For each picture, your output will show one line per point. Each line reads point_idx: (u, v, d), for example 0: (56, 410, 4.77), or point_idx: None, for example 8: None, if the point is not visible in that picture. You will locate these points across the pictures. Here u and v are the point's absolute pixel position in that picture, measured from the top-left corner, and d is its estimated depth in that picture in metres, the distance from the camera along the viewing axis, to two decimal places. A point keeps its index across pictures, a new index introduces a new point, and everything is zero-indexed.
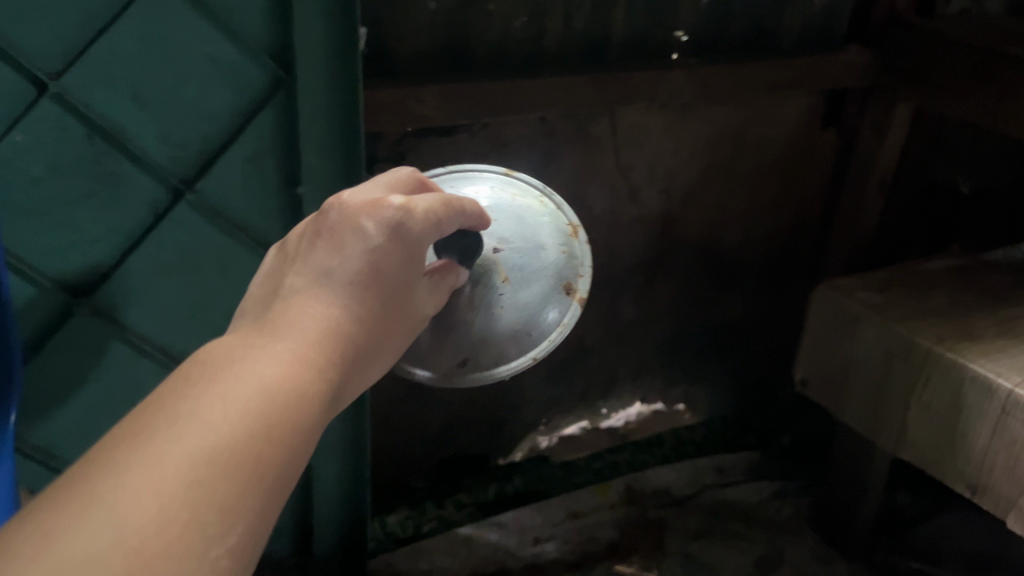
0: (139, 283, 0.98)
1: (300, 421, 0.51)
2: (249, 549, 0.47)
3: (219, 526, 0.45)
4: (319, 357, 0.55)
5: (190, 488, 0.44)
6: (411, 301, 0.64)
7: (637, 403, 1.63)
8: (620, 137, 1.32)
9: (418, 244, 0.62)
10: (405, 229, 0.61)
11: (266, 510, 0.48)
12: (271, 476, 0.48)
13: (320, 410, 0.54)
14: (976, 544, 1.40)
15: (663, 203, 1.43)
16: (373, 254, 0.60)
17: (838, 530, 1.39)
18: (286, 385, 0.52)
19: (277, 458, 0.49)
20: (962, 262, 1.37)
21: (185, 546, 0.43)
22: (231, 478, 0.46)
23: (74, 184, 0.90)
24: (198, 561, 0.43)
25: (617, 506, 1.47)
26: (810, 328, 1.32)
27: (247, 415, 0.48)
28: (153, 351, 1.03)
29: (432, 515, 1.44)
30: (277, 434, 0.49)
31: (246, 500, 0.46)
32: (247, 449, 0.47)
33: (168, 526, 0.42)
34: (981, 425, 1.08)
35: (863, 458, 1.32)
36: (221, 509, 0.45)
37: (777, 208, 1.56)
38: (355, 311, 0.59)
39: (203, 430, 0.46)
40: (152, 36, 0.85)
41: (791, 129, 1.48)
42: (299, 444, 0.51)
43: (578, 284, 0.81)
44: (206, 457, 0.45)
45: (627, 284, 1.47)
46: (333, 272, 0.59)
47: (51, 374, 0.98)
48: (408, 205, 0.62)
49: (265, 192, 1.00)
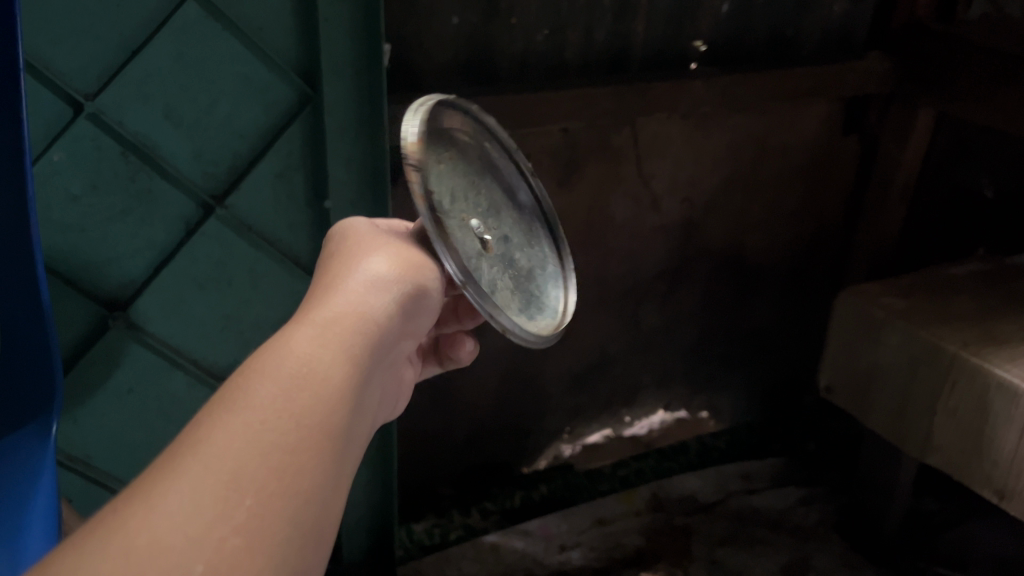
0: (173, 296, 1.00)
1: (305, 378, 0.45)
2: (278, 532, 0.39)
3: (221, 508, 0.37)
4: (322, 323, 0.50)
5: (179, 476, 0.38)
6: (419, 272, 0.60)
7: (660, 411, 1.64)
8: (642, 146, 1.33)
9: (388, 234, 0.64)
10: (362, 235, 0.63)
11: (290, 483, 0.40)
12: (279, 438, 0.42)
13: (332, 366, 0.47)
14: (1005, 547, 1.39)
15: (685, 211, 1.44)
16: (341, 254, 0.60)
17: (869, 537, 1.39)
18: (275, 352, 0.47)
19: (281, 419, 0.42)
20: (985, 266, 1.37)
21: (179, 533, 0.36)
22: (227, 452, 0.40)
23: (110, 201, 0.92)
24: (198, 549, 0.36)
25: (643, 513, 1.47)
26: (834, 332, 1.32)
27: (238, 394, 0.43)
28: (187, 363, 1.05)
29: (459, 523, 1.44)
30: (275, 399, 0.43)
31: (250, 473, 0.39)
32: (241, 421, 0.41)
33: (154, 517, 0.36)
34: (1008, 430, 1.08)
35: (890, 463, 1.32)
36: (220, 486, 0.38)
37: (799, 213, 1.56)
38: (351, 286, 0.55)
39: (192, 426, 0.41)
40: (186, 56, 0.88)
41: (811, 136, 1.48)
42: (314, 403, 0.44)
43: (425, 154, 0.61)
44: (193, 445, 0.40)
45: (649, 292, 1.48)
46: (318, 279, 0.58)
47: (90, 386, 1.01)
48: (352, 227, 0.65)
49: (293, 206, 1.02)
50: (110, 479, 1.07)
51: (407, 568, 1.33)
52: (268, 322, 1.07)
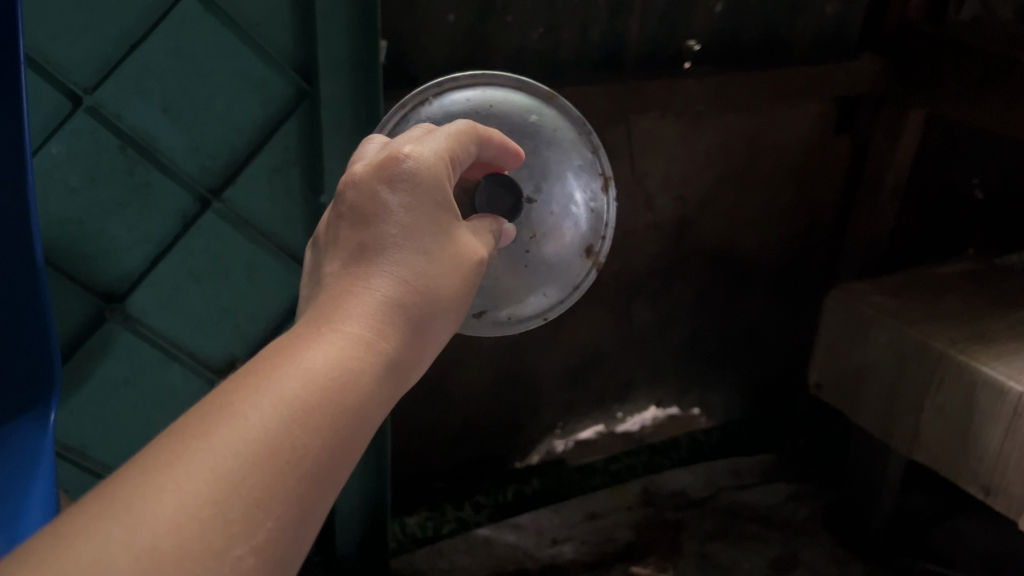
0: (169, 289, 1.01)
1: (350, 416, 0.46)
2: (287, 553, 0.41)
3: (247, 527, 0.39)
4: (369, 346, 0.49)
5: (215, 482, 0.39)
6: (469, 280, 0.59)
7: (653, 407, 1.65)
8: (636, 145, 1.34)
9: (451, 202, 0.58)
10: (429, 198, 0.56)
11: (307, 513, 0.42)
12: (312, 468, 0.43)
13: (374, 405, 0.48)
14: (990, 543, 1.41)
15: (678, 209, 1.45)
16: (395, 223, 0.55)
17: (854, 531, 1.40)
18: (331, 375, 0.46)
19: (320, 452, 0.43)
20: (975, 266, 1.39)
21: (205, 546, 0.37)
22: (262, 467, 0.40)
23: (109, 194, 0.93)
24: (217, 563, 0.37)
25: (634, 507, 1.49)
26: (825, 329, 1.34)
27: (282, 400, 0.43)
28: (183, 355, 1.06)
29: (452, 516, 1.45)
30: (318, 426, 0.44)
31: (278, 496, 0.41)
32: (282, 441, 0.42)
33: (184, 523, 0.37)
34: (993, 427, 1.09)
35: (879, 459, 1.33)
36: (247, 504, 0.39)
37: (791, 212, 1.57)
38: (402, 288, 0.53)
39: (231, 417, 0.41)
40: (185, 51, 0.89)
41: (803, 135, 1.50)
42: (347, 435, 0.45)
43: (599, 247, 0.81)
44: (230, 455, 0.40)
45: (642, 289, 1.49)
46: (369, 248, 0.54)
47: (87, 377, 1.02)
48: (426, 172, 0.57)
49: (290, 200, 1.03)
50: (105, 469, 1.08)
51: (400, 560, 1.34)
52: (263, 315, 1.08)
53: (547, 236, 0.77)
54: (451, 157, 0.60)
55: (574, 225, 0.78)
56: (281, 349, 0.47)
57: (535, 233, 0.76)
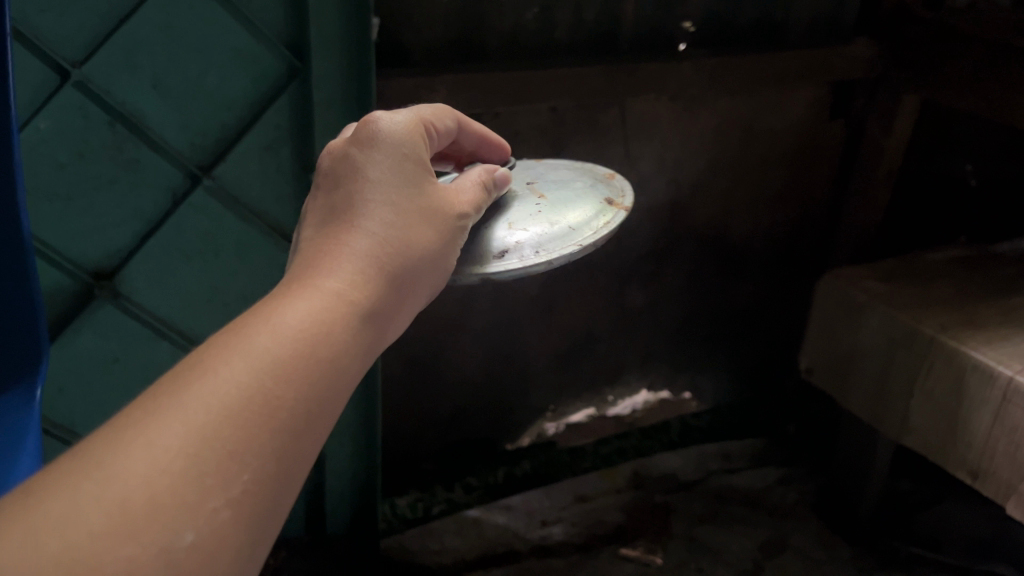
0: (158, 267, 1.01)
1: (325, 365, 0.46)
2: (266, 504, 0.41)
3: (220, 480, 0.39)
4: (345, 298, 0.49)
5: (186, 434, 0.38)
6: (449, 240, 0.59)
7: (643, 391, 1.65)
8: (630, 127, 1.33)
9: (426, 165, 0.59)
10: (399, 162, 0.58)
11: (285, 462, 0.42)
12: (288, 417, 0.42)
13: (352, 356, 0.48)
14: (978, 529, 1.40)
15: (672, 193, 1.45)
16: (368, 185, 0.55)
17: (842, 515, 1.41)
18: (304, 327, 0.46)
19: (295, 402, 0.43)
20: (967, 253, 1.39)
21: (178, 498, 0.37)
22: (235, 419, 0.40)
23: (97, 169, 0.92)
24: (192, 517, 0.37)
25: (624, 490, 1.50)
26: (816, 314, 1.34)
27: (255, 353, 0.43)
28: (173, 334, 1.06)
29: (443, 497, 1.44)
30: (291, 376, 0.43)
31: (252, 448, 0.40)
32: (255, 391, 0.42)
33: (156, 476, 0.37)
34: (982, 411, 1.10)
35: (868, 442, 1.34)
36: (221, 455, 0.39)
37: (784, 196, 1.57)
38: (379, 242, 0.53)
39: (203, 373, 0.41)
40: (174, 25, 0.88)
41: (798, 119, 1.49)
42: (323, 384, 0.45)
43: (620, 199, 0.77)
44: (202, 406, 0.40)
45: (635, 272, 1.49)
46: (343, 210, 0.54)
47: (75, 355, 1.01)
48: (394, 139, 0.58)
49: (281, 179, 1.02)
50: None
51: (390, 542, 1.34)
52: (252, 294, 1.08)
53: (556, 191, 0.75)
54: (420, 122, 0.62)
55: (585, 194, 0.76)
56: (255, 308, 0.47)
57: (543, 195, 0.74)
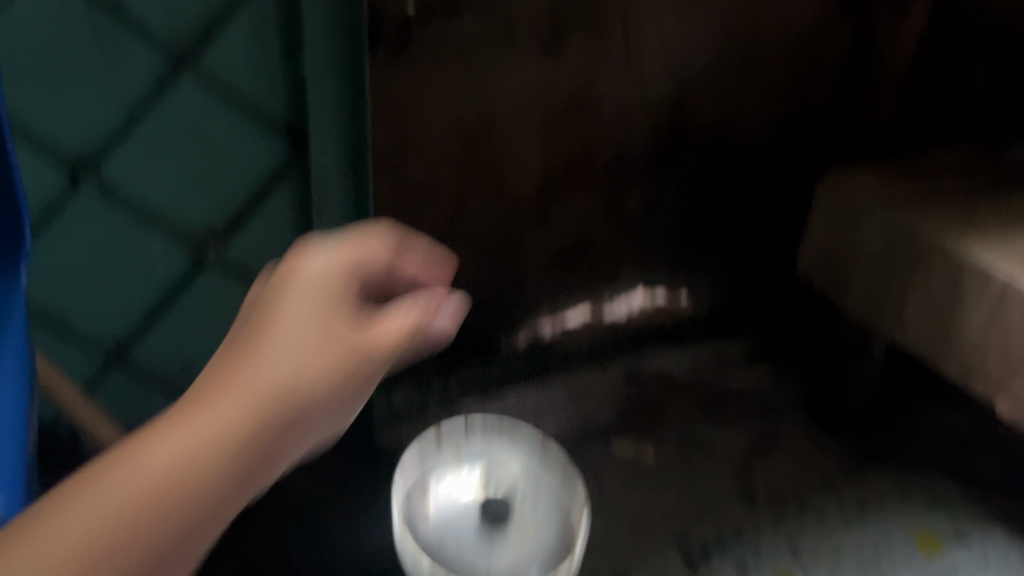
0: (142, 153, 1.01)
1: (304, 406, 0.49)
2: (212, 534, 0.44)
3: (172, 505, 0.42)
4: (332, 343, 0.52)
5: (167, 466, 0.43)
6: (437, 326, 0.59)
7: (640, 289, 1.57)
8: (634, 19, 1.23)
9: (400, 273, 0.63)
10: (383, 255, 0.61)
11: (243, 491, 0.45)
12: (257, 455, 0.46)
13: (332, 399, 0.51)
14: (961, 425, 1.40)
15: (675, 87, 1.36)
16: (365, 253, 0.59)
17: (830, 406, 1.42)
18: (293, 360, 0.49)
19: (265, 449, 0.46)
20: (974, 157, 1.34)
21: (144, 523, 0.41)
22: (213, 452, 0.44)
23: (77, 53, 0.91)
24: (159, 542, 0.41)
25: (616, 383, 1.52)
26: (816, 215, 1.32)
27: (242, 390, 0.47)
28: (160, 222, 1.06)
29: (438, 398, 1.41)
30: (265, 412, 0.47)
31: (202, 471, 0.43)
32: (232, 423, 0.45)
33: (133, 504, 0.41)
34: (976, 312, 1.11)
35: (859, 343, 1.33)
36: (193, 493, 0.43)
37: (792, 90, 1.48)
38: (366, 311, 0.56)
39: (197, 402, 0.46)
40: None
41: (812, 9, 1.39)
42: (295, 430, 0.48)
43: None
44: (185, 438, 0.44)
45: (632, 170, 1.42)
46: (340, 255, 0.58)
47: (62, 238, 1.03)
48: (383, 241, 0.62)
49: (267, 67, 1.01)
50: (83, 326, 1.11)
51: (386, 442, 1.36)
52: (237, 184, 1.08)
53: None
54: (399, 244, 0.64)
55: None
56: (227, 349, 0.51)
57: None
